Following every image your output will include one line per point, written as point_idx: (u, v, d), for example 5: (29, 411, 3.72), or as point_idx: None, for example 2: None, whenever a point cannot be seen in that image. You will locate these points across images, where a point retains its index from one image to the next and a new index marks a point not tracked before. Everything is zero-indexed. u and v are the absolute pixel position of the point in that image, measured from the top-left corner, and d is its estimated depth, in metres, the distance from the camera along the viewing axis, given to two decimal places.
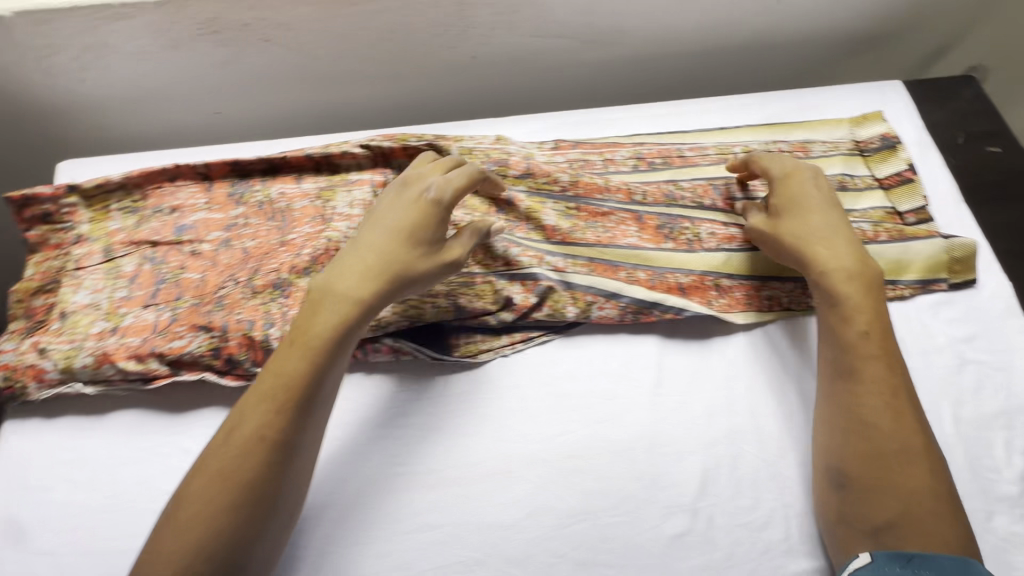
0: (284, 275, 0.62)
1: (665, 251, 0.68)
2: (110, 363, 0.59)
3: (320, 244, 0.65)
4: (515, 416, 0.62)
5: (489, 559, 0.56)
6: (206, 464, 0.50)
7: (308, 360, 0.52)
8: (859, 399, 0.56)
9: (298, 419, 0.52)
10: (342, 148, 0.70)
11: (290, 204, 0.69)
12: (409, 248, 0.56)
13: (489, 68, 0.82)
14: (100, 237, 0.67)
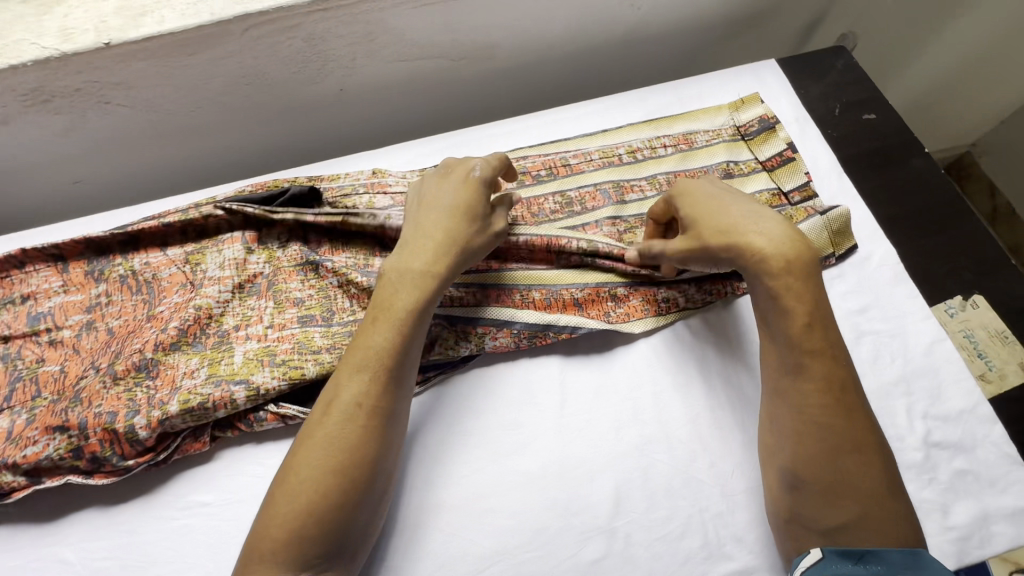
0: (147, 355, 0.58)
1: (556, 269, 0.66)
2: None
3: (188, 313, 0.61)
4: (421, 462, 0.60)
5: None
6: (312, 435, 0.50)
7: (393, 330, 0.53)
8: (804, 398, 0.52)
9: (394, 384, 0.52)
10: (206, 212, 0.65)
11: (155, 273, 0.65)
12: (471, 220, 0.58)
13: (361, 98, 0.79)
14: None
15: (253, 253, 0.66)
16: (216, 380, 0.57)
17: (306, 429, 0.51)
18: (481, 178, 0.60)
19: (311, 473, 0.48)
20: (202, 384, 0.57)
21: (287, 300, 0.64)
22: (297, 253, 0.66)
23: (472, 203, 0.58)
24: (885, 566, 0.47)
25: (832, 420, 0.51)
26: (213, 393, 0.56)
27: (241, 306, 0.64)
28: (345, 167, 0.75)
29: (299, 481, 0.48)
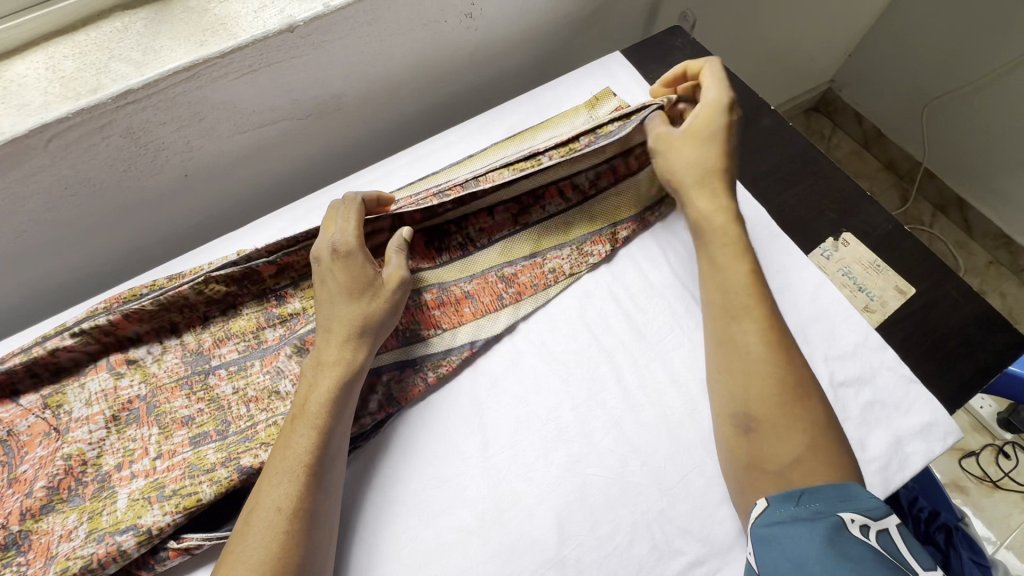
0: (14, 528, 0.52)
1: (442, 267, 0.68)
2: None
3: (56, 467, 0.55)
4: (350, 549, 0.56)
5: None
6: (236, 548, 0.48)
7: (309, 429, 0.53)
8: (748, 342, 0.57)
9: (316, 486, 0.51)
10: (47, 346, 0.58)
11: (10, 428, 0.58)
12: (358, 300, 0.58)
13: (212, 177, 0.74)
14: None
15: (123, 376, 0.60)
16: (98, 535, 0.51)
17: (231, 540, 0.50)
18: (352, 248, 0.59)
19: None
20: (83, 545, 0.51)
21: (173, 421, 0.59)
22: (179, 365, 0.62)
23: (362, 276, 0.58)
24: (823, 505, 0.48)
25: (776, 352, 0.56)
26: (97, 552, 0.51)
27: (119, 440, 0.58)
28: (212, 255, 0.70)
29: None
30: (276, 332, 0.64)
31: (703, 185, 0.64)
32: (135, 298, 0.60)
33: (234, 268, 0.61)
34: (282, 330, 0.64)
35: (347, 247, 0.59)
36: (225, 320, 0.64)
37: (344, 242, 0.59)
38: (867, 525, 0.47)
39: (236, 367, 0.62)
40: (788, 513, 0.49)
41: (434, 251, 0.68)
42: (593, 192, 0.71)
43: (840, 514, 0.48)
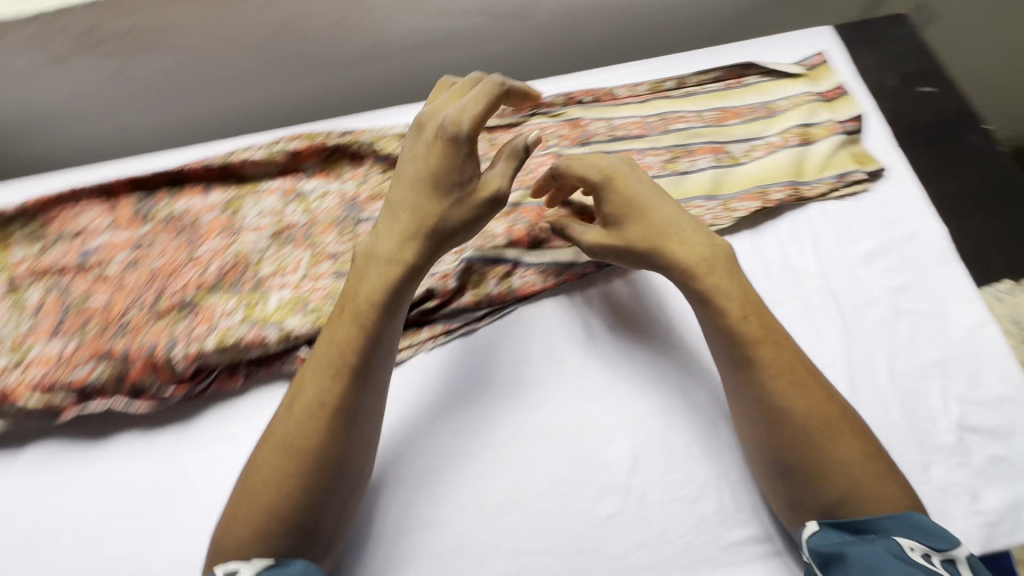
0: (189, 294, 0.62)
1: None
2: (15, 399, 0.57)
3: (229, 258, 0.64)
4: (441, 411, 0.61)
5: (419, 557, 0.56)
6: (264, 449, 0.50)
7: (353, 330, 0.52)
8: (761, 389, 0.52)
9: (355, 384, 0.50)
10: (245, 155, 0.68)
11: (197, 217, 0.68)
12: (437, 198, 0.54)
13: (399, 53, 0.80)
14: (5, 269, 0.65)
15: (290, 203, 0.68)
16: (252, 321, 0.60)
17: (263, 441, 0.51)
18: (456, 132, 0.54)
19: (268, 488, 0.48)
20: (239, 325, 0.59)
21: (323, 252, 0.66)
22: (335, 208, 0.68)
23: (449, 167, 0.54)
24: (879, 533, 0.47)
25: (793, 395, 0.51)
26: (249, 334, 0.59)
27: (277, 253, 0.65)
28: (375, 118, 0.75)
29: (250, 498, 0.48)
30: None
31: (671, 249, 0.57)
32: (325, 142, 0.69)
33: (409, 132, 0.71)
34: None
35: (449, 131, 0.54)
36: (381, 179, 0.70)
37: (454, 120, 0.54)
38: (925, 552, 0.45)
39: None
40: (843, 542, 0.47)
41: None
42: (746, 159, 0.71)
43: (896, 540, 0.46)
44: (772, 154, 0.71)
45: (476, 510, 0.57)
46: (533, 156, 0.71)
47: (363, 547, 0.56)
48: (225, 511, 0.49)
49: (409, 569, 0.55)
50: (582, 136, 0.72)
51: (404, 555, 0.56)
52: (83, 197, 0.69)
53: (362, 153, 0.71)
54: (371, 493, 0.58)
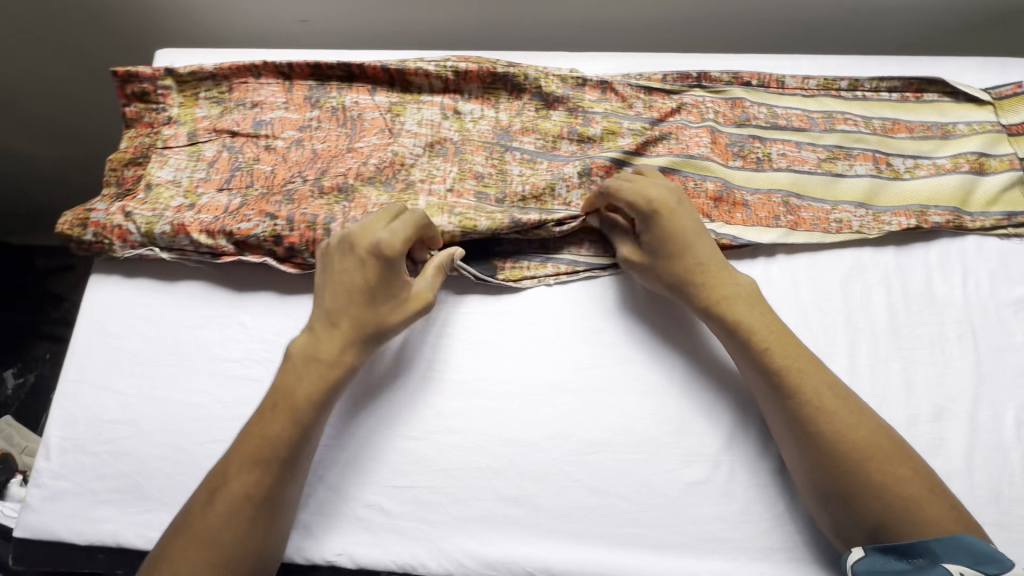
0: (350, 181, 0.66)
1: (732, 169, 0.69)
2: (186, 234, 0.62)
3: (387, 156, 0.68)
4: (550, 344, 0.63)
5: (504, 470, 0.58)
6: (196, 524, 0.50)
7: (289, 421, 0.53)
8: (793, 415, 0.54)
9: (282, 478, 0.52)
10: (416, 64, 0.71)
11: (361, 113, 0.71)
12: (377, 307, 0.57)
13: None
14: (187, 121, 0.71)
15: (448, 119, 0.71)
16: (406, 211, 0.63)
17: (190, 512, 0.51)
18: (386, 259, 0.55)
19: (226, 511, 0.50)
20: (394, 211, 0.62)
21: (469, 171, 0.69)
22: (488, 132, 0.71)
23: (399, 288, 0.57)
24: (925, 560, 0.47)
25: (828, 417, 0.52)
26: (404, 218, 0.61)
27: (428, 162, 0.69)
28: (538, 55, 0.76)
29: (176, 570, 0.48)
30: (571, 145, 0.71)
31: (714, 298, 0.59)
32: (493, 69, 0.72)
33: (572, 75, 0.72)
34: (578, 144, 0.71)
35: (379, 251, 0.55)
36: (535, 116, 0.72)
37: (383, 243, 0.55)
38: None
39: (528, 157, 0.70)
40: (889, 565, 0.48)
41: (731, 152, 0.70)
42: (908, 175, 0.69)
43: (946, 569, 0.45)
44: (937, 176, 0.68)
45: (564, 444, 0.59)
46: (688, 126, 0.71)
47: (454, 448, 0.59)
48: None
49: (493, 480, 0.58)
50: (741, 117, 0.72)
51: (492, 464, 0.58)
52: (263, 72, 0.73)
53: (522, 86, 0.72)
54: (472, 401, 0.61)
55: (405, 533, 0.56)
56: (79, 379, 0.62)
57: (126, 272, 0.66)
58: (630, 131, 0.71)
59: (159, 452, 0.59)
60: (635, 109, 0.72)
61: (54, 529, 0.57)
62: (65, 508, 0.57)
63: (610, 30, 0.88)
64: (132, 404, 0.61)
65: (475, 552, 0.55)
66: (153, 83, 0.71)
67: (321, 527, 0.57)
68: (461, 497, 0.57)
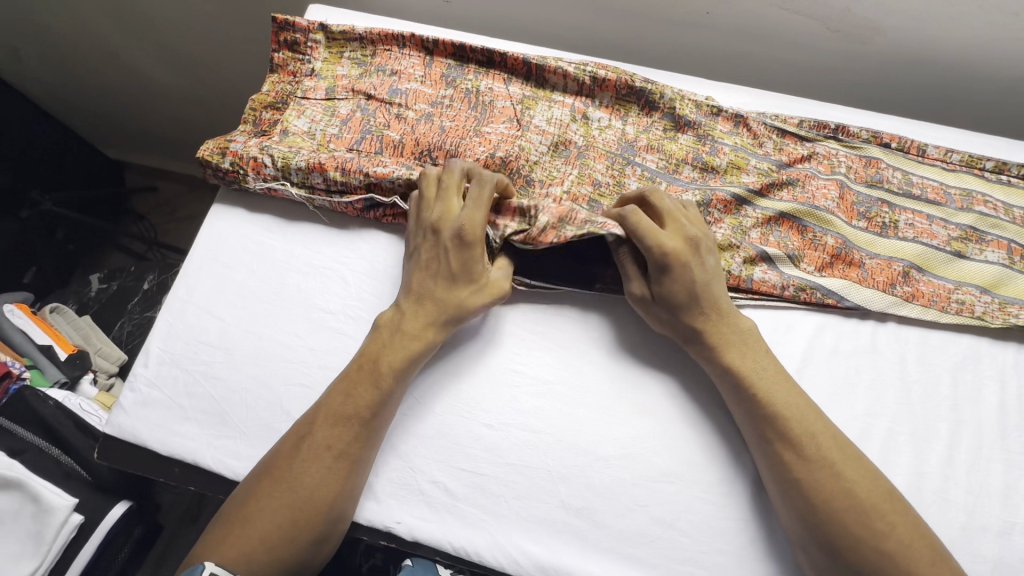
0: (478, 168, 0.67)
1: (855, 228, 0.67)
2: (320, 173, 0.65)
3: (513, 151, 0.68)
4: (638, 363, 0.62)
5: (573, 477, 0.58)
6: (277, 469, 0.51)
7: (373, 386, 0.55)
8: (795, 466, 0.52)
9: (364, 435, 0.54)
10: (557, 63, 0.72)
11: (493, 99, 0.72)
12: (458, 289, 0.58)
13: (719, 29, 0.82)
14: (328, 77, 0.74)
15: (576, 122, 0.72)
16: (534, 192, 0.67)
17: (273, 457, 0.53)
18: (478, 236, 0.57)
19: (308, 460, 0.51)
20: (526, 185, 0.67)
21: (589, 177, 0.69)
22: (614, 142, 0.71)
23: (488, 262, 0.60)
24: None
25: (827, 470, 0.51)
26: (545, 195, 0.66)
27: (551, 161, 0.69)
28: (673, 77, 0.77)
29: (256, 512, 0.49)
30: (693, 172, 0.70)
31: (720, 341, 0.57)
32: (630, 82, 0.72)
33: (707, 104, 0.72)
34: (701, 171, 0.70)
35: (475, 231, 0.57)
36: (663, 135, 0.72)
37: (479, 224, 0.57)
38: None
39: (649, 175, 0.70)
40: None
41: (857, 212, 0.68)
42: None
43: None
44: None
45: (637, 466, 0.58)
46: (816, 176, 0.69)
47: (526, 445, 0.59)
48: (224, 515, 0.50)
49: (560, 486, 0.57)
50: (873, 177, 0.70)
51: (561, 470, 0.58)
52: (407, 44, 0.75)
53: (655, 104, 0.72)
54: (551, 403, 0.60)
55: (465, 517, 0.56)
56: (184, 298, 0.65)
57: (250, 208, 0.69)
58: (756, 169, 0.70)
59: (248, 383, 0.61)
60: (764, 148, 0.71)
61: (140, 433, 0.59)
62: (153, 416, 0.60)
63: (743, 66, 0.88)
64: (228, 332, 0.63)
65: (531, 553, 0.55)
66: (305, 35, 0.74)
67: (385, 493, 0.57)
68: (525, 494, 0.57)
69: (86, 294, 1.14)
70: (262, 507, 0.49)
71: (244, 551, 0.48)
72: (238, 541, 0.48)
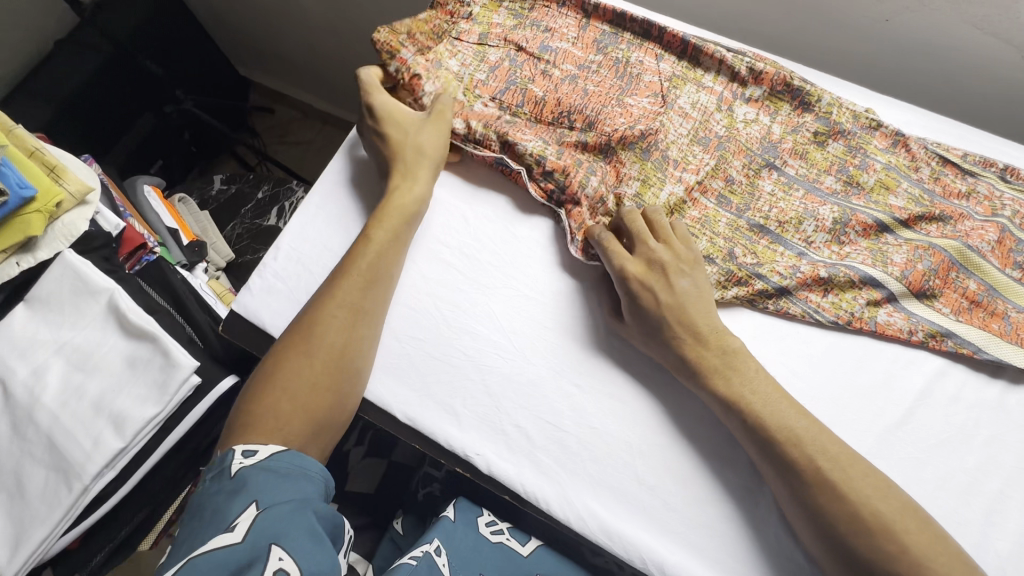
0: (613, 143, 0.66)
1: (1007, 277, 0.62)
2: (467, 120, 0.67)
3: (654, 125, 0.67)
4: None
5: (650, 460, 0.58)
6: (293, 339, 0.55)
7: (379, 245, 0.60)
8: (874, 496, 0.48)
9: (374, 291, 0.58)
10: (715, 47, 0.70)
11: (641, 72, 0.71)
12: (428, 186, 0.64)
13: (895, 39, 0.78)
14: (483, 23, 0.73)
15: (720, 112, 0.70)
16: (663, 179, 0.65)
17: (287, 334, 0.56)
18: (392, 111, 0.65)
19: (322, 321, 0.55)
20: (662, 169, 0.66)
21: (723, 171, 0.67)
22: (756, 139, 0.69)
23: (430, 138, 0.64)
24: None
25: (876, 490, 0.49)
26: (678, 183, 0.65)
27: (688, 146, 0.68)
28: (832, 83, 0.73)
29: (277, 379, 0.52)
30: (836, 183, 0.66)
31: (747, 370, 0.55)
32: (789, 79, 0.69)
33: (864, 116, 0.69)
34: (844, 184, 0.66)
35: (380, 108, 0.65)
36: (811, 139, 0.68)
37: (391, 109, 0.65)
38: None
39: (787, 180, 0.67)
40: None
41: (1012, 260, 0.63)
42: None
43: None
44: None
45: (715, 469, 0.57)
46: (971, 215, 0.65)
47: (608, 421, 0.59)
48: (250, 395, 0.52)
49: (635, 464, 0.58)
50: None
51: (643, 446, 0.58)
52: (567, 3, 0.74)
53: (809, 106, 0.69)
54: (637, 391, 0.60)
55: (539, 466, 0.58)
56: (310, 212, 0.69)
57: None
58: (906, 194, 0.66)
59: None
60: (919, 173, 0.67)
61: (262, 317, 0.65)
62: (273, 304, 0.65)
63: (903, 80, 0.83)
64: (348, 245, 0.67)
65: (600, 516, 0.56)
66: None
67: (469, 424, 0.59)
68: (601, 459, 0.58)
69: (208, 192, 1.25)
70: (284, 372, 0.52)
71: (272, 407, 0.50)
72: (266, 406, 0.50)
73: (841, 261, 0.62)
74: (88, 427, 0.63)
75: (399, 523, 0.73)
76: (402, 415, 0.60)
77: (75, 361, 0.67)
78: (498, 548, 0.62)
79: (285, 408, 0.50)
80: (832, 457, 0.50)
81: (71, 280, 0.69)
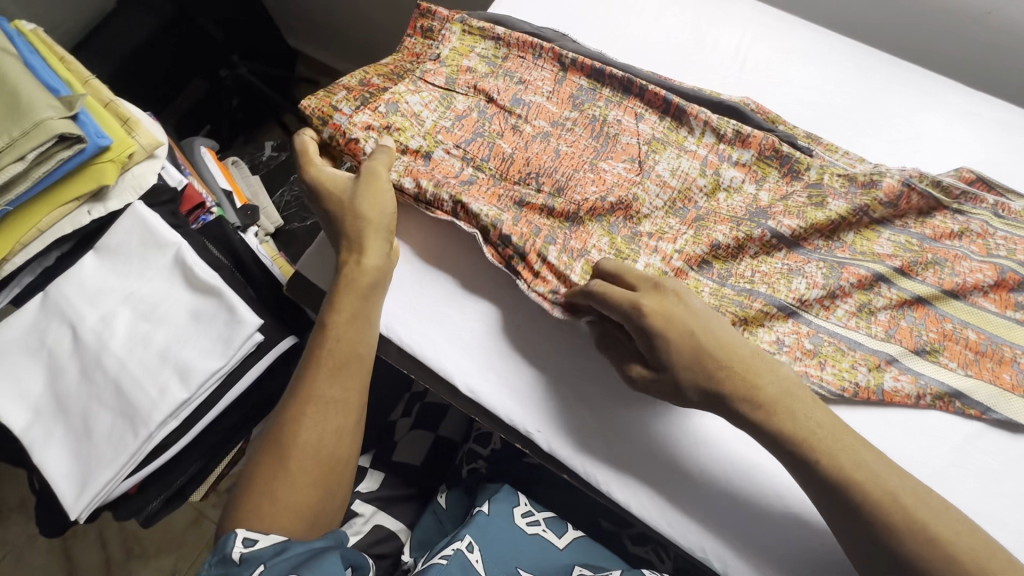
0: (580, 212, 0.66)
1: (1008, 321, 0.62)
2: (413, 179, 0.67)
3: (627, 196, 0.67)
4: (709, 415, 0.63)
5: (688, 456, 0.62)
6: (268, 444, 0.57)
7: (341, 333, 0.61)
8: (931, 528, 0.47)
9: (338, 379, 0.60)
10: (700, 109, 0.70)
11: (618, 133, 0.71)
12: (378, 250, 0.64)
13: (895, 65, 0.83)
14: (451, 65, 0.74)
15: (705, 177, 0.69)
16: (637, 245, 0.66)
17: (263, 437, 0.58)
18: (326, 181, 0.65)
19: (291, 419, 0.57)
20: (629, 242, 0.66)
21: (707, 237, 0.65)
22: (740, 208, 0.68)
23: (365, 203, 0.63)
24: None
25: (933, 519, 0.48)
26: (642, 253, 0.65)
27: (661, 218, 0.68)
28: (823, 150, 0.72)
29: (258, 486, 0.55)
30: (819, 239, 0.66)
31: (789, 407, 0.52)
32: (777, 146, 0.69)
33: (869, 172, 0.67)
34: (828, 240, 0.66)
35: (314, 181, 0.66)
36: (807, 203, 0.66)
37: (323, 182, 0.66)
38: None
39: (776, 242, 0.64)
40: None
41: (1013, 302, 0.63)
42: None
43: None
44: None
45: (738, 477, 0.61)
46: (971, 257, 0.65)
47: (641, 424, 0.64)
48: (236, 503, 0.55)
49: (678, 457, 0.62)
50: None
51: (678, 450, 0.62)
52: (544, 55, 0.75)
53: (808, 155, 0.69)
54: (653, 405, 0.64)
55: (594, 451, 0.63)
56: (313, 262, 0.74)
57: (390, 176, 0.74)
58: (890, 243, 0.66)
59: (392, 297, 0.70)
60: (905, 220, 0.67)
61: None
62: None
63: None
64: None
65: (652, 502, 0.61)
66: (442, 24, 0.76)
67: (526, 404, 0.65)
68: (633, 478, 0.62)
69: (259, 157, 1.33)
70: (262, 479, 0.55)
71: (258, 514, 0.53)
72: (254, 514, 0.53)
73: (826, 320, 0.62)
74: (155, 374, 0.73)
75: (443, 498, 0.80)
76: (464, 386, 0.66)
77: (141, 310, 0.76)
78: (536, 538, 0.69)
79: (271, 511, 0.53)
80: (884, 487, 0.48)
81: (140, 231, 0.78)
